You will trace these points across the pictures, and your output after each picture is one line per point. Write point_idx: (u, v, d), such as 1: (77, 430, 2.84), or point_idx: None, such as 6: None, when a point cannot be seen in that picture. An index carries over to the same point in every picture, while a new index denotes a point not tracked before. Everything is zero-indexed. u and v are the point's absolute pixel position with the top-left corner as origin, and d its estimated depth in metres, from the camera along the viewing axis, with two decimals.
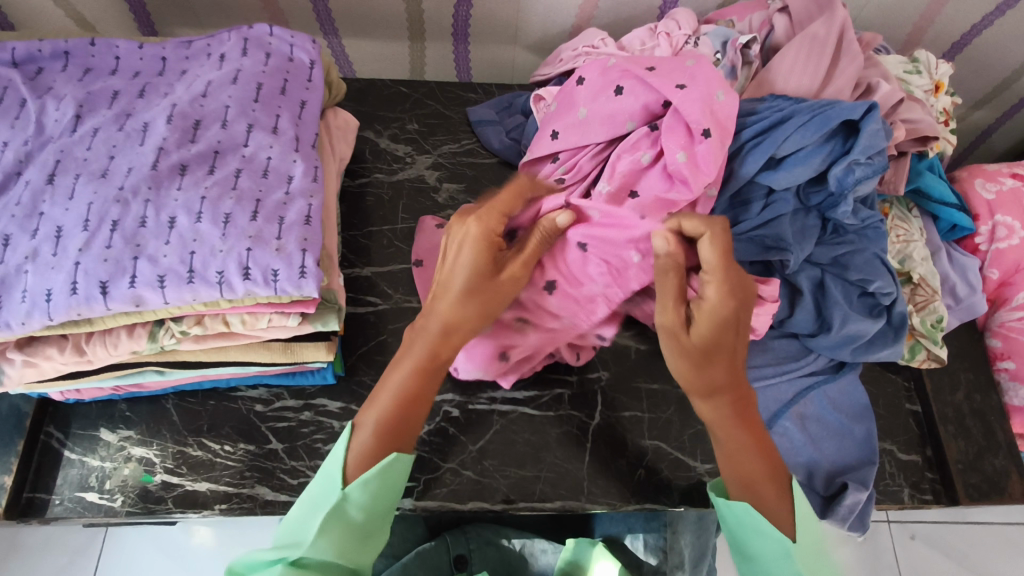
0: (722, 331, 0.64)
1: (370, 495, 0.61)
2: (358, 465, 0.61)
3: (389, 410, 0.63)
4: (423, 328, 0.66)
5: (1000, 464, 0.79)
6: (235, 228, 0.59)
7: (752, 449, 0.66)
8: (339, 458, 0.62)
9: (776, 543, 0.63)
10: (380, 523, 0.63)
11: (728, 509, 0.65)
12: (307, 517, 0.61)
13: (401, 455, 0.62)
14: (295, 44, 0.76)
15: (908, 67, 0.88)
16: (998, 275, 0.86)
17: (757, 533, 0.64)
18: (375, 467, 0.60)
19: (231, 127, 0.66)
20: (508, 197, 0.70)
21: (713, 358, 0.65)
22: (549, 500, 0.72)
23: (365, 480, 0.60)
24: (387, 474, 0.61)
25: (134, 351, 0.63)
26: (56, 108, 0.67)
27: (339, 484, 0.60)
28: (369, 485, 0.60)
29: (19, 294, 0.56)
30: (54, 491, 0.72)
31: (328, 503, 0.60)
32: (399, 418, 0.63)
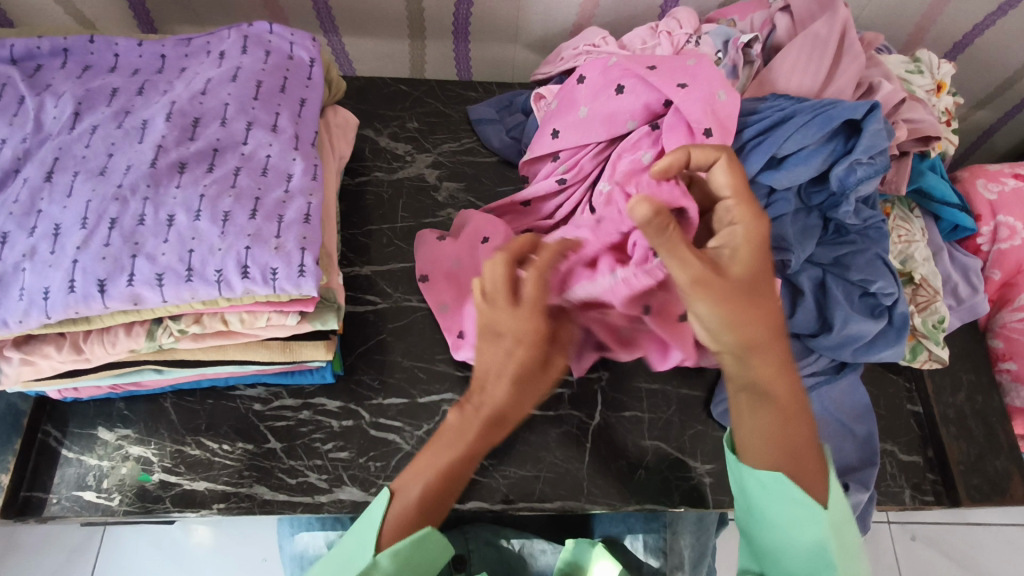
0: (761, 253, 0.55)
1: (399, 567, 0.52)
2: (394, 533, 0.54)
3: (430, 488, 0.56)
4: (472, 412, 0.60)
5: (1002, 465, 0.78)
6: (234, 226, 0.59)
7: (795, 416, 0.55)
8: (373, 526, 0.54)
9: (804, 514, 0.52)
10: None
11: (753, 478, 0.55)
12: None
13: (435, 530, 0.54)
14: (295, 42, 0.76)
15: (909, 67, 0.87)
16: (1000, 276, 0.86)
17: (780, 504, 0.53)
18: (409, 538, 0.53)
19: (230, 125, 0.66)
20: (531, 289, 0.61)
21: (762, 296, 0.54)
22: (548, 501, 0.72)
23: (396, 550, 0.52)
24: (421, 545, 0.53)
25: (132, 349, 0.62)
26: (54, 106, 0.67)
27: (370, 551, 0.52)
28: (402, 557, 0.52)
29: (16, 292, 0.55)
30: (52, 490, 0.71)
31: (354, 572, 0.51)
32: (441, 494, 0.57)
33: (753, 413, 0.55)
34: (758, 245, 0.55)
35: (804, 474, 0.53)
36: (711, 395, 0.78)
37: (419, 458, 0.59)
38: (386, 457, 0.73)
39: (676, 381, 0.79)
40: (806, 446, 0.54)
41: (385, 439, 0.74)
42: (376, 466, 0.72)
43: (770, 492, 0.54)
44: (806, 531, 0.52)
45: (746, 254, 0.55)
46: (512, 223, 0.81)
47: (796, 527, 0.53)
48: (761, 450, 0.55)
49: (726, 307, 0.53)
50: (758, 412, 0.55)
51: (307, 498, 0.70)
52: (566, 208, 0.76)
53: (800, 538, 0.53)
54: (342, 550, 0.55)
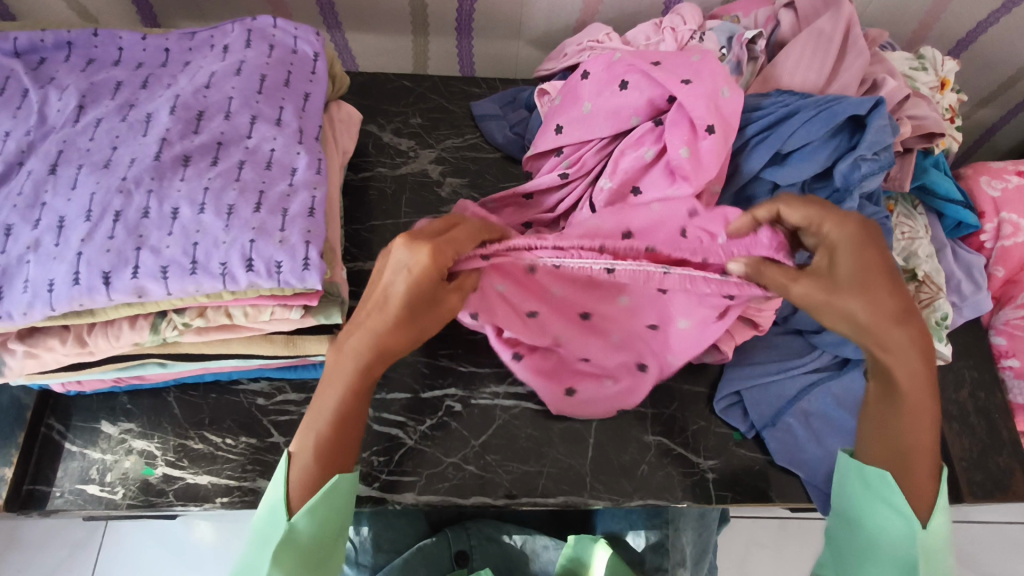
0: (865, 252, 0.54)
1: (319, 521, 0.57)
2: (301, 492, 0.57)
3: (322, 438, 0.59)
4: (352, 346, 0.59)
5: (1004, 462, 0.78)
6: (239, 219, 0.59)
7: (922, 417, 0.56)
8: (280, 490, 0.58)
9: (899, 522, 0.56)
10: (335, 543, 0.60)
11: (859, 476, 0.59)
12: (259, 551, 0.57)
13: (343, 477, 0.58)
14: (299, 36, 0.76)
15: (914, 63, 0.87)
16: (1003, 273, 0.85)
17: (880, 509, 0.58)
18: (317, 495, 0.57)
19: (234, 119, 0.66)
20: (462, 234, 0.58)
21: (875, 289, 0.53)
22: (551, 496, 0.72)
23: (309, 509, 0.56)
24: (333, 496, 0.58)
25: (135, 342, 0.62)
26: (58, 99, 0.67)
27: (285, 512, 0.57)
28: (317, 514, 0.57)
29: (21, 284, 0.56)
30: (55, 483, 0.71)
31: (275, 540, 0.56)
32: (336, 440, 0.59)
33: (878, 417, 0.59)
34: (858, 247, 0.54)
35: (915, 478, 0.56)
36: (714, 391, 0.78)
37: (308, 412, 0.60)
38: (388, 452, 0.73)
39: (678, 377, 0.79)
40: (924, 448, 0.57)
41: (387, 434, 0.74)
42: (378, 460, 0.72)
43: (872, 493, 0.58)
44: (895, 536, 0.57)
45: (846, 258, 0.54)
46: (512, 216, 0.79)
47: (891, 533, 0.57)
48: (878, 451, 0.59)
49: (834, 308, 0.54)
50: (890, 416, 0.58)
51: None
52: (567, 202, 0.76)
53: (886, 546, 0.57)
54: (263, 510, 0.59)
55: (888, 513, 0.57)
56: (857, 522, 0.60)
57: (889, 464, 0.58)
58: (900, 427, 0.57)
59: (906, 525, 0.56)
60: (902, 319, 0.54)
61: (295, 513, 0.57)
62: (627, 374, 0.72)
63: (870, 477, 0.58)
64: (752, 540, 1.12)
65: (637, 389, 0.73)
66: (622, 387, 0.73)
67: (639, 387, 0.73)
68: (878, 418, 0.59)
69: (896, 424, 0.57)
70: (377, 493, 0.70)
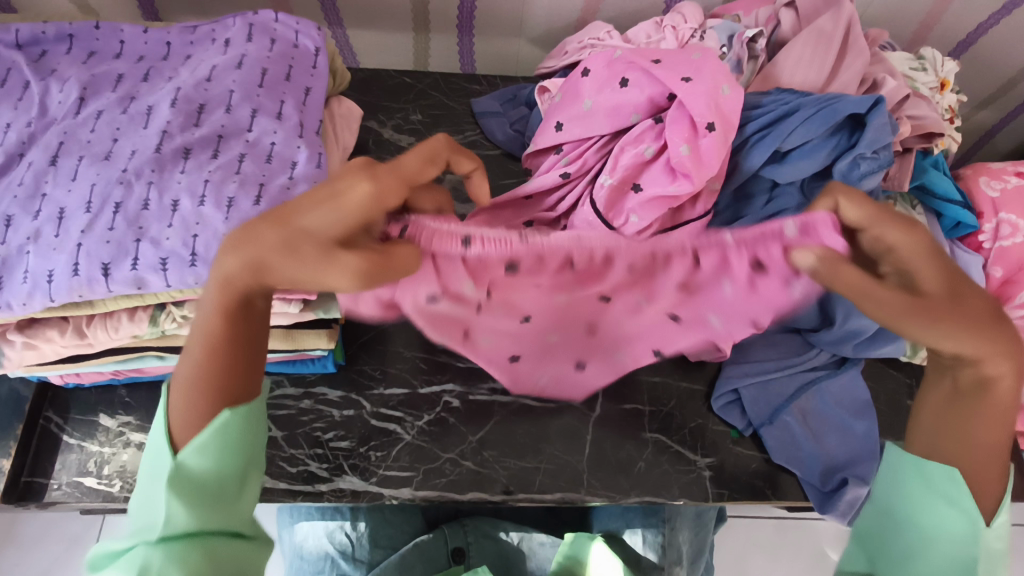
0: (943, 258, 0.46)
1: (216, 456, 0.46)
2: (187, 429, 0.46)
3: (199, 367, 0.47)
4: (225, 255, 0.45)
5: None
6: (238, 212, 0.59)
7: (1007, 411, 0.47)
8: (159, 426, 0.47)
9: (959, 525, 0.46)
10: (243, 487, 0.48)
11: (914, 467, 0.49)
12: (148, 500, 0.46)
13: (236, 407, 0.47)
14: (300, 30, 0.76)
15: (914, 64, 0.87)
16: (1001, 273, 0.85)
17: (933, 501, 0.48)
18: (209, 425, 0.46)
19: (235, 112, 0.66)
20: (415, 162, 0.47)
21: (970, 301, 0.45)
22: (548, 492, 0.72)
23: (200, 441, 0.46)
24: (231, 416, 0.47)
25: (134, 335, 0.62)
26: (60, 90, 0.67)
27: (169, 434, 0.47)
28: (211, 447, 0.46)
29: (20, 275, 0.56)
30: (53, 476, 0.71)
31: (162, 482, 0.45)
32: (216, 366, 0.47)
33: (947, 416, 0.49)
34: (931, 252, 0.45)
35: (981, 472, 0.48)
36: (712, 388, 0.78)
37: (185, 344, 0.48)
38: (386, 447, 0.73)
39: (676, 375, 0.79)
40: (993, 450, 0.48)
41: (385, 429, 0.74)
42: (376, 455, 0.72)
43: (928, 490, 0.48)
44: (953, 543, 0.47)
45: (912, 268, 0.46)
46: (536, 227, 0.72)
47: (948, 541, 0.47)
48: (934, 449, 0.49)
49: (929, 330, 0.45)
50: (962, 412, 0.48)
51: (308, 487, 0.70)
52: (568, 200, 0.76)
53: (936, 553, 0.47)
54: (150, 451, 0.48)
55: (945, 508, 0.47)
56: (908, 522, 0.49)
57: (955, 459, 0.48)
58: (979, 427, 0.48)
59: (970, 526, 0.46)
60: (997, 319, 0.46)
61: (182, 451, 0.46)
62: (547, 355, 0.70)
63: (931, 472, 0.48)
64: (750, 539, 1.12)
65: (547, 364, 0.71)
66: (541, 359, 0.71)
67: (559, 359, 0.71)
68: (943, 413, 0.50)
69: (967, 424, 0.48)
70: (374, 488, 0.70)
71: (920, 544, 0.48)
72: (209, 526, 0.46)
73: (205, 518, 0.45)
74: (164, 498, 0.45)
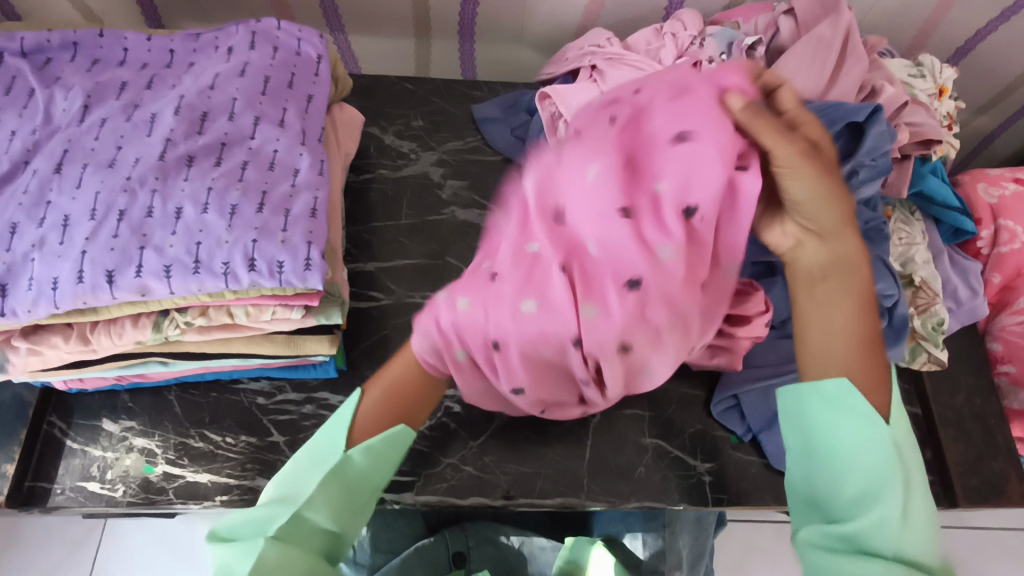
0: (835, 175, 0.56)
1: (374, 461, 0.59)
2: (366, 430, 0.60)
3: (378, 401, 0.61)
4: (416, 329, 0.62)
5: (999, 467, 0.77)
6: (242, 219, 0.59)
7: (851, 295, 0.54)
8: (344, 425, 0.59)
9: (874, 435, 0.49)
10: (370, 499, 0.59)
11: (819, 396, 0.52)
12: (301, 479, 0.56)
13: (406, 428, 0.61)
14: (303, 38, 0.76)
15: (912, 71, 0.88)
16: (999, 279, 0.86)
17: (837, 420, 0.51)
18: (381, 434, 0.59)
19: (238, 119, 0.66)
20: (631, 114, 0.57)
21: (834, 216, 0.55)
22: (548, 497, 0.72)
23: (370, 445, 0.58)
24: (392, 447, 0.60)
25: (137, 341, 0.63)
26: (64, 98, 0.67)
27: (341, 448, 0.58)
28: (373, 452, 0.58)
29: (26, 282, 0.56)
30: (57, 481, 0.72)
31: (328, 464, 0.57)
32: (398, 401, 0.62)
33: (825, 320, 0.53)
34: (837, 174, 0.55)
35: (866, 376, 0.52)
36: (712, 394, 0.79)
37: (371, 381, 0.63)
38: None
39: (677, 380, 0.80)
40: (865, 348, 0.53)
41: None
42: None
43: (839, 412, 0.51)
44: (874, 455, 0.49)
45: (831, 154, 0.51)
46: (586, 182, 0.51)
47: (871, 453, 0.49)
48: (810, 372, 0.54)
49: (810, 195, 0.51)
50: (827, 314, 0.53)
51: None
52: None
53: (864, 468, 0.49)
54: (303, 461, 0.58)
55: (857, 426, 0.50)
56: (829, 454, 0.51)
57: (841, 371, 0.52)
58: (848, 325, 0.52)
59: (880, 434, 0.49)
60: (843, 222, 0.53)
61: (353, 448, 0.58)
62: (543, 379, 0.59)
63: (830, 390, 0.51)
64: (750, 544, 1.12)
65: (545, 343, 0.53)
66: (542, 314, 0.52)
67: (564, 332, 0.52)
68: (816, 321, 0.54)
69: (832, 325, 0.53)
70: None
71: (846, 465, 0.50)
72: (342, 522, 0.56)
73: (342, 508, 0.56)
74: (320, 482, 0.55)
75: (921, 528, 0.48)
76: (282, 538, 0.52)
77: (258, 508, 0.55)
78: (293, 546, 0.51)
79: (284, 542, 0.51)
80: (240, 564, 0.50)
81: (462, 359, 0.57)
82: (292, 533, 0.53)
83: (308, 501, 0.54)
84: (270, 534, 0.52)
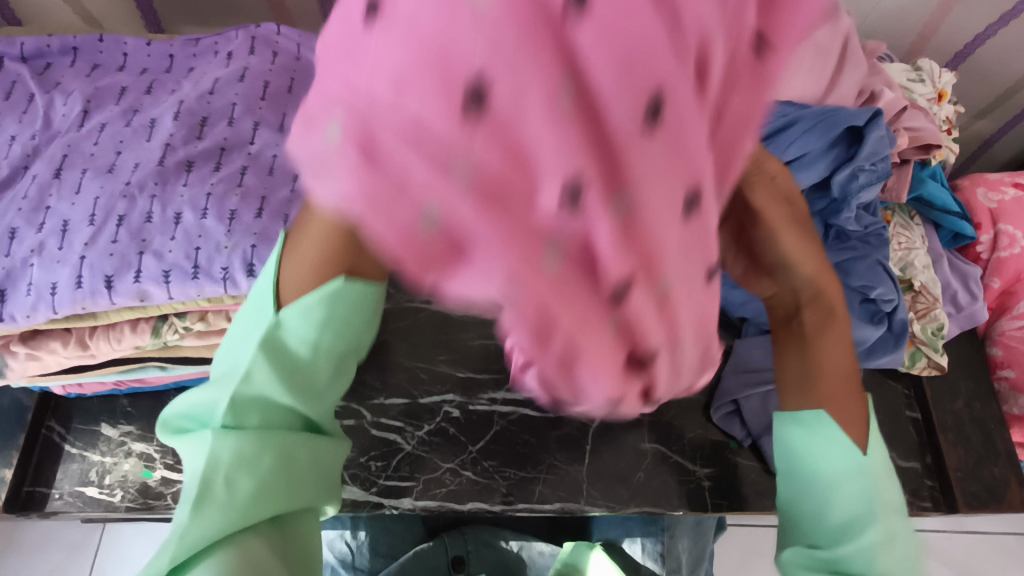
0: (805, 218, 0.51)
1: (315, 327, 0.49)
2: (296, 289, 0.49)
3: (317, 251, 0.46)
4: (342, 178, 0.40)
5: (999, 472, 0.77)
6: (241, 225, 0.59)
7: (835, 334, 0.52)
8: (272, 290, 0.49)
9: (849, 461, 0.51)
10: (325, 368, 0.53)
11: (795, 423, 0.53)
12: (240, 351, 0.50)
13: (348, 282, 0.48)
14: (302, 43, 0.77)
15: (911, 75, 0.88)
16: (999, 284, 0.85)
17: (824, 452, 0.51)
18: (318, 291, 0.48)
19: (237, 125, 0.66)
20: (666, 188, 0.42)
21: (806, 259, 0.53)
22: (548, 502, 0.72)
23: (304, 305, 0.48)
24: (336, 308, 0.49)
25: (137, 346, 0.63)
26: (64, 103, 0.67)
27: (272, 313, 0.49)
28: (312, 318, 0.48)
29: (25, 287, 0.56)
30: (55, 485, 0.71)
31: (263, 330, 0.49)
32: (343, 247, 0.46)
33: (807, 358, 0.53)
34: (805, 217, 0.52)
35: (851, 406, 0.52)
36: (711, 399, 0.78)
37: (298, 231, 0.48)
38: (387, 457, 0.73)
39: None
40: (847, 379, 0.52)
41: (385, 439, 0.74)
42: (376, 465, 0.73)
43: (817, 439, 0.52)
44: (849, 482, 0.51)
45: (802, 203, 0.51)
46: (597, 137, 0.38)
47: (845, 477, 0.51)
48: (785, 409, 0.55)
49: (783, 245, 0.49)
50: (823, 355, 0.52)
51: None
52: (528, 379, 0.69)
53: (842, 493, 0.51)
54: (242, 328, 0.51)
55: (833, 454, 0.51)
56: (806, 474, 0.53)
57: (821, 400, 0.52)
58: (835, 358, 0.52)
59: (854, 461, 0.50)
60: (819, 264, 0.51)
61: (285, 309, 0.49)
62: (510, 200, 0.28)
63: (806, 418, 0.52)
64: (749, 549, 1.12)
65: None
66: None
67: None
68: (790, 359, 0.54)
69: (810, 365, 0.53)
70: (375, 498, 0.71)
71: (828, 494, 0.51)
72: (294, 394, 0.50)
73: (289, 383, 0.50)
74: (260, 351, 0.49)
75: (901, 553, 0.50)
76: (239, 429, 0.48)
77: (202, 393, 0.50)
78: (250, 441, 0.48)
79: (243, 431, 0.48)
80: (201, 461, 0.47)
81: (337, 139, 0.28)
82: (246, 422, 0.49)
83: (249, 375, 0.48)
84: (221, 424, 0.48)
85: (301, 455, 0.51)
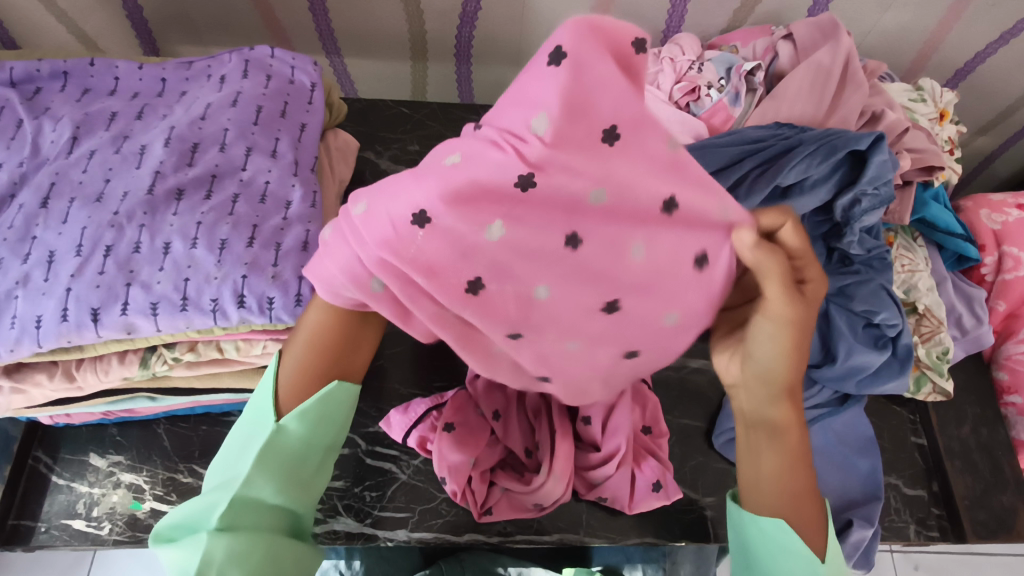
0: None
1: (311, 430, 0.51)
2: (293, 394, 0.51)
3: (310, 361, 0.51)
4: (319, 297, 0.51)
5: (1008, 501, 0.75)
6: (231, 254, 0.58)
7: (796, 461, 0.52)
8: (269, 396, 0.51)
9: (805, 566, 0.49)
10: (319, 466, 0.54)
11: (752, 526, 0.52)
12: (237, 457, 0.51)
13: (342, 384, 0.52)
14: (296, 66, 0.76)
15: (912, 95, 0.87)
16: (1004, 307, 0.84)
17: (776, 555, 0.50)
18: (315, 395, 0.51)
19: (229, 150, 0.65)
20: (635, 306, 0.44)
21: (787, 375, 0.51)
22: (547, 533, 0.70)
23: (302, 411, 0.50)
24: (329, 409, 0.52)
25: (125, 377, 0.61)
26: (52, 129, 0.66)
27: (272, 420, 0.50)
28: (311, 420, 0.51)
29: (8, 320, 0.55)
30: (41, 518, 0.70)
31: (260, 439, 0.50)
32: (340, 348, 0.52)
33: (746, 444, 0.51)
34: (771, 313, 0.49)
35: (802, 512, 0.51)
36: (712, 426, 0.77)
37: (291, 338, 0.53)
38: (381, 487, 0.72)
39: (675, 413, 0.78)
40: (803, 489, 0.51)
41: (380, 468, 0.73)
42: (370, 495, 0.71)
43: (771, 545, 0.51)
44: None
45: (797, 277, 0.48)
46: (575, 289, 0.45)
47: None
48: (795, 446, 0.51)
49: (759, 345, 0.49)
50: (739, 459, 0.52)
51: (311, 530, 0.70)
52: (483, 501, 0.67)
53: None
54: (241, 433, 0.52)
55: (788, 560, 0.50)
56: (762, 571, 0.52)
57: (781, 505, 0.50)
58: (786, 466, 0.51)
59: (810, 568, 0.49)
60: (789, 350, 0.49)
61: (284, 416, 0.50)
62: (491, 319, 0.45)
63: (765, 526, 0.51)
64: None
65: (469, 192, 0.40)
66: (461, 170, 0.40)
67: (501, 179, 0.40)
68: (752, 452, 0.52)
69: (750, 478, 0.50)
70: (369, 530, 0.69)
71: None
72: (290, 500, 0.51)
73: (286, 487, 0.50)
74: (255, 457, 0.49)
75: None
76: (231, 530, 0.48)
77: (197, 499, 0.50)
78: (243, 537, 0.47)
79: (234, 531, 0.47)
80: (192, 563, 0.46)
81: (379, 287, 0.44)
82: (239, 523, 0.48)
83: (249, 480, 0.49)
84: (214, 526, 0.47)
85: (289, 560, 0.50)
